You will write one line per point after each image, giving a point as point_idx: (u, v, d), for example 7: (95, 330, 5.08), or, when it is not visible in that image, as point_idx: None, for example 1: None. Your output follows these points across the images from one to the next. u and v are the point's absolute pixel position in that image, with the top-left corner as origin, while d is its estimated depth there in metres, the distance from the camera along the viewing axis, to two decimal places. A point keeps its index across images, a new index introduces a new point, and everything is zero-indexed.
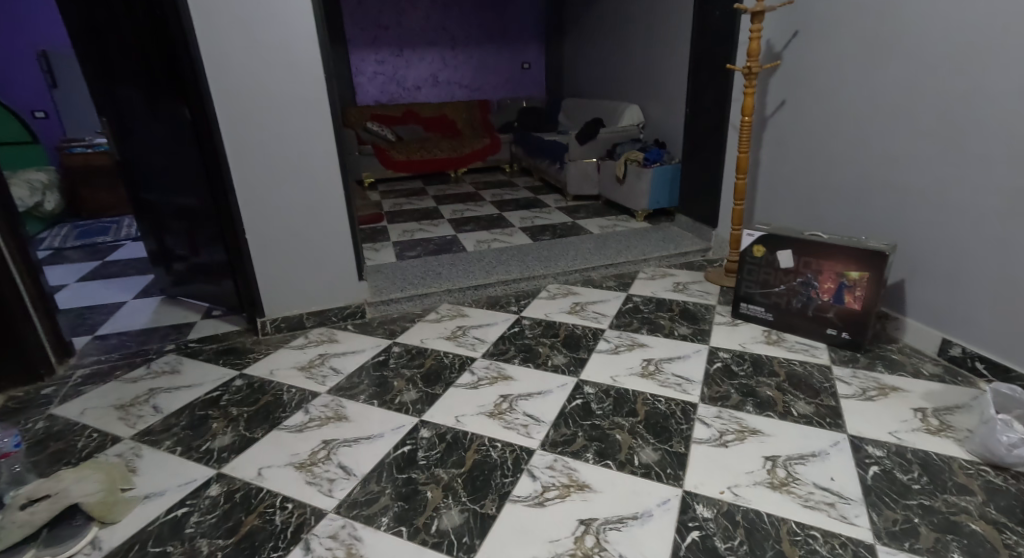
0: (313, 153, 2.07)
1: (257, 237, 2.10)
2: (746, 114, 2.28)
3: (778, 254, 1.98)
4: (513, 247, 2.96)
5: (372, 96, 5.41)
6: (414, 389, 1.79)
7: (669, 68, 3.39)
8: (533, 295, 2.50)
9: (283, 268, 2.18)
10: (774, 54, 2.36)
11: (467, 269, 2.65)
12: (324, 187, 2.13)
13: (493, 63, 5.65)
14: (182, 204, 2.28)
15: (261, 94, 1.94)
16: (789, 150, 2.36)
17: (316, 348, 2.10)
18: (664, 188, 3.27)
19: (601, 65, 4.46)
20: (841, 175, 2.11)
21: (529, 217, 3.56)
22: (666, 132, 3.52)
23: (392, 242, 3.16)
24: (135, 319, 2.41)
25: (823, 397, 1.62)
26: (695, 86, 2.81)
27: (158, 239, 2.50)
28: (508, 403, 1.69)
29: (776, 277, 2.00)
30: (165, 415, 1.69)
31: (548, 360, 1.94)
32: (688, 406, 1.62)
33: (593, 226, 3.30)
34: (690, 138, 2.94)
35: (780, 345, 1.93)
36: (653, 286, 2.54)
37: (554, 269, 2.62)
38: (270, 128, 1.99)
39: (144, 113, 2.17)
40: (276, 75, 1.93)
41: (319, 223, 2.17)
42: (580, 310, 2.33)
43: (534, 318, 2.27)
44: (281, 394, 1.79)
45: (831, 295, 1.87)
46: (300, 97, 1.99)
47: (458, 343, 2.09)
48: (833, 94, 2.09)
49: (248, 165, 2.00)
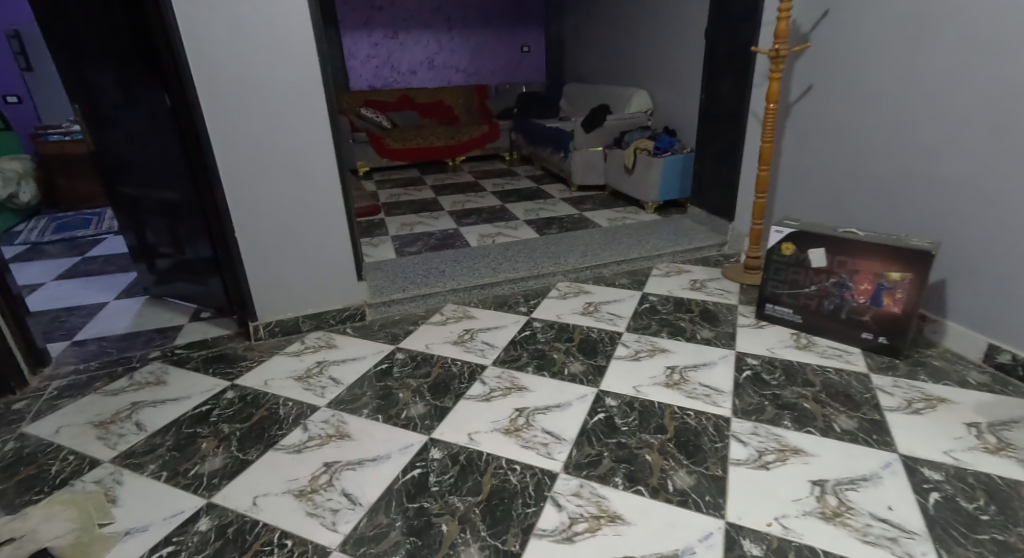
0: (306, 143, 1.90)
1: (246, 235, 1.94)
2: (771, 100, 2.13)
3: (809, 252, 1.85)
4: (519, 242, 2.81)
5: (366, 80, 5.20)
6: (422, 402, 1.66)
7: (681, 51, 3.23)
8: (542, 294, 2.37)
9: (276, 267, 2.02)
10: (801, 35, 2.20)
11: (472, 266, 2.50)
12: (318, 181, 1.97)
13: (492, 47, 5.44)
14: (165, 197, 2.11)
15: (246, 78, 1.76)
16: (814, 140, 2.22)
17: (314, 355, 1.95)
18: (675, 178, 3.13)
19: (605, 48, 4.28)
20: (871, 167, 1.98)
21: (533, 209, 3.40)
22: (677, 119, 3.37)
23: (390, 236, 3.00)
24: (117, 322, 2.25)
25: (866, 410, 1.49)
26: (712, 71, 2.66)
27: (139, 234, 2.33)
28: (525, 417, 1.56)
29: (806, 277, 1.87)
30: (149, 433, 1.54)
31: (564, 368, 1.81)
32: (721, 421, 1.50)
33: (601, 219, 3.16)
34: (705, 126, 2.79)
35: (812, 351, 1.81)
36: (669, 283, 2.41)
37: (565, 266, 2.48)
38: (257, 116, 1.82)
39: (120, 99, 1.99)
40: (263, 58, 1.76)
41: (313, 219, 2.01)
42: (594, 311, 2.19)
43: (545, 320, 2.13)
44: (276, 408, 1.64)
45: (868, 296, 1.75)
46: (291, 83, 1.82)
47: (466, 348, 1.96)
48: (866, 79, 1.95)
49: (234, 156, 1.83)
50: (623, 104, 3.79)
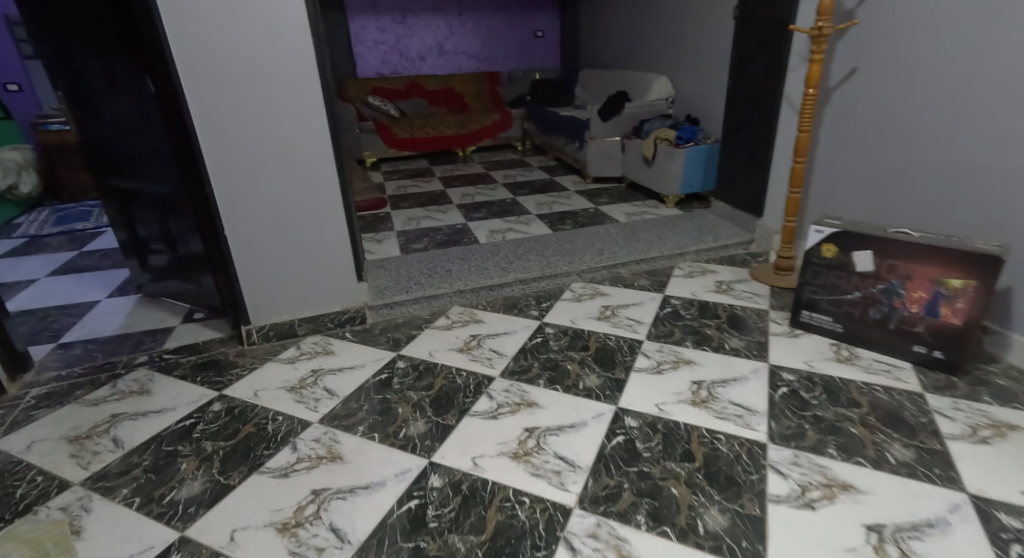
0: (304, 133, 1.75)
1: (238, 233, 1.80)
2: (812, 85, 1.94)
3: (854, 255, 1.67)
4: (530, 239, 2.65)
5: (374, 67, 5.03)
6: (422, 419, 1.51)
7: (706, 33, 3.02)
8: (555, 296, 2.21)
9: (269, 268, 1.88)
10: (846, 13, 2.00)
11: (480, 265, 2.35)
12: (316, 174, 1.82)
13: (504, 32, 5.24)
14: (153, 192, 1.98)
15: (235, 62, 1.61)
16: (858, 129, 2.02)
17: (309, 363, 1.82)
18: (698, 170, 2.94)
19: (624, 32, 4.07)
20: (926, 158, 1.79)
21: (546, 203, 3.23)
22: (700, 107, 3.17)
23: (395, 231, 2.86)
24: (106, 322, 2.13)
25: (924, 438, 1.32)
26: (743, 54, 2.46)
27: (129, 229, 2.19)
28: (535, 439, 1.40)
29: (849, 282, 1.69)
30: (126, 451, 1.40)
31: (578, 381, 1.65)
32: (756, 447, 1.33)
33: (618, 214, 2.98)
34: (732, 114, 2.59)
35: (855, 365, 1.62)
36: (692, 286, 2.24)
37: (579, 265, 2.32)
38: (248, 104, 1.67)
39: (103, 87, 1.85)
40: (252, 39, 1.60)
41: (312, 216, 1.86)
42: (611, 316, 2.03)
43: (558, 326, 1.98)
44: (264, 424, 1.50)
45: (922, 305, 1.56)
46: (284, 67, 1.66)
47: (472, 357, 1.81)
48: (924, 61, 1.75)
49: (224, 149, 1.69)
50: (642, 91, 3.60)
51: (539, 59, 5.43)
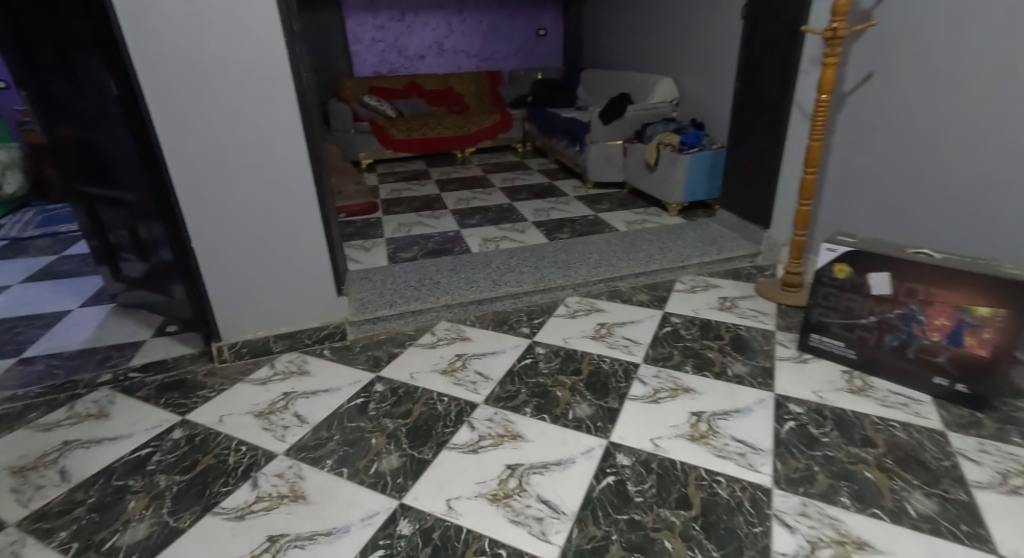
0: (278, 140, 1.64)
1: (208, 246, 1.69)
2: (825, 91, 1.81)
3: (869, 276, 1.54)
4: (525, 248, 2.53)
5: (371, 65, 4.93)
6: (396, 451, 1.39)
7: (712, 34, 2.89)
8: (548, 312, 2.08)
9: (243, 283, 1.77)
10: (863, 12, 1.86)
11: (471, 277, 2.23)
12: (293, 184, 1.70)
13: (506, 30, 5.10)
14: (120, 199, 1.86)
15: (200, 64, 1.49)
16: (877, 138, 1.90)
17: (282, 384, 1.70)
18: (702, 177, 2.81)
19: (629, 31, 3.93)
20: (955, 173, 1.67)
21: (544, 209, 3.10)
22: (705, 110, 3.03)
23: (384, 238, 2.74)
24: (74, 335, 2.02)
25: (948, 486, 1.19)
26: (751, 55, 2.32)
27: (100, 236, 2.09)
28: (517, 479, 1.28)
29: (864, 305, 1.56)
30: (72, 486, 1.29)
31: (567, 410, 1.53)
32: (759, 493, 1.20)
33: (618, 222, 2.85)
34: (739, 119, 2.46)
35: (869, 397, 1.49)
36: (694, 302, 2.11)
37: (575, 279, 2.19)
38: (218, 110, 1.55)
39: (66, 88, 1.74)
40: (219, 39, 1.48)
41: (288, 228, 1.75)
42: (606, 335, 1.91)
43: (550, 346, 1.85)
44: (225, 456, 1.39)
45: (945, 334, 1.43)
46: (256, 70, 1.55)
47: (455, 380, 1.68)
48: (954, 68, 1.62)
49: (191, 156, 1.58)
50: (645, 93, 3.46)
51: (542, 58, 5.30)
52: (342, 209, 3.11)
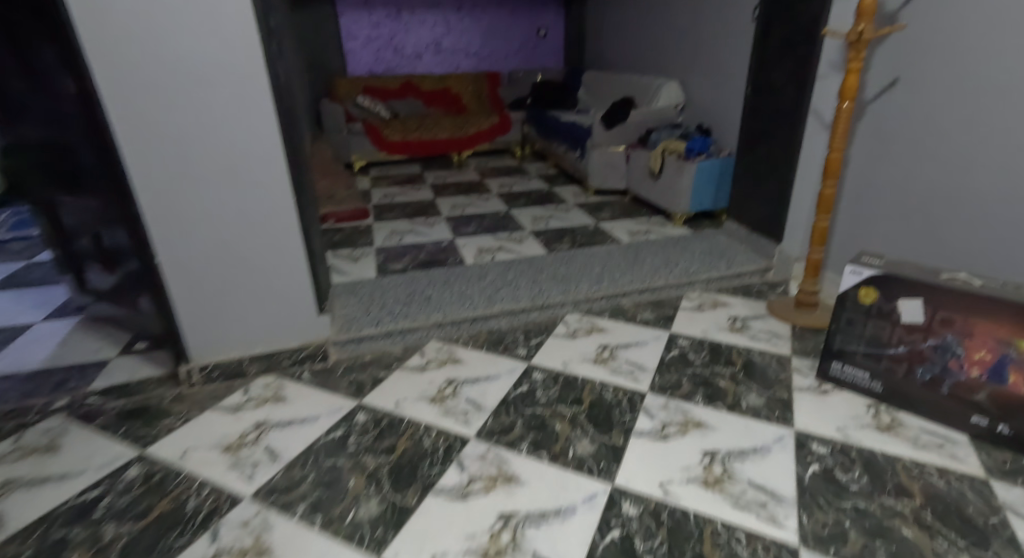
0: (252, 146, 1.50)
1: (177, 261, 1.55)
2: (847, 97, 1.67)
3: (899, 303, 1.40)
4: (522, 260, 2.38)
5: (366, 64, 4.78)
6: (377, 495, 1.25)
7: (722, 35, 2.75)
8: (547, 332, 1.94)
9: (215, 300, 1.62)
10: (889, 15, 1.73)
11: (464, 292, 2.08)
12: (270, 194, 1.56)
13: (506, 29, 4.96)
14: (82, 206, 1.72)
15: (164, 62, 1.35)
16: (901, 150, 1.77)
17: (255, 413, 1.55)
18: (709, 186, 2.67)
19: (632, 31, 3.79)
20: (989, 189, 1.54)
21: (543, 217, 2.96)
22: (713, 116, 2.90)
23: (374, 248, 2.59)
24: (34, 352, 1.87)
25: (998, 549, 1.05)
26: (765, 59, 2.19)
27: (64, 243, 1.94)
28: (510, 532, 1.14)
29: (892, 334, 1.42)
30: (6, 538, 1.14)
31: (568, 447, 1.39)
32: (783, 553, 1.06)
33: (620, 232, 2.71)
34: (751, 126, 2.32)
35: (899, 436, 1.35)
36: (702, 322, 1.97)
37: (575, 295, 2.06)
38: (186, 114, 1.41)
39: (20, 85, 1.59)
40: (186, 36, 1.34)
41: (265, 242, 1.61)
42: (609, 359, 1.77)
43: (548, 371, 1.71)
44: (185, 499, 1.24)
45: (985, 369, 1.29)
46: (227, 69, 1.40)
47: (445, 410, 1.54)
48: (989, 76, 1.49)
49: (155, 164, 1.44)
50: (650, 96, 3.33)
51: (542, 58, 5.16)
52: (331, 215, 2.96)
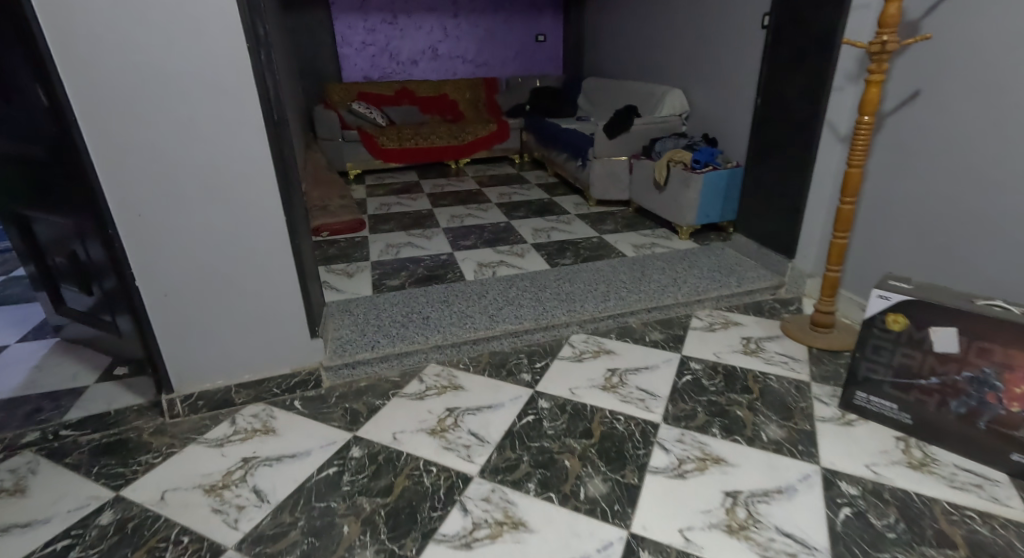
0: (238, 163, 1.40)
1: (157, 286, 1.44)
2: (868, 112, 1.59)
3: (931, 331, 1.31)
4: (524, 276, 2.29)
5: (361, 70, 4.68)
6: (373, 545, 1.15)
7: (728, 43, 2.67)
8: (551, 354, 1.84)
9: (199, 327, 1.52)
10: (910, 24, 1.65)
11: (464, 311, 1.98)
12: (257, 213, 1.46)
13: (503, 35, 4.88)
14: (56, 224, 1.61)
15: (143, 74, 1.26)
16: (920, 166, 1.69)
17: (242, 447, 1.45)
18: (716, 198, 2.59)
19: (634, 38, 3.72)
20: (1014, 210, 1.46)
21: (544, 229, 2.87)
22: (719, 125, 2.82)
23: (369, 262, 2.49)
24: (6, 378, 1.75)
25: None
26: (776, 69, 2.11)
27: (39, 262, 1.82)
28: None
29: (923, 364, 1.34)
30: None
31: (578, 486, 1.29)
32: None
33: (625, 245, 2.62)
34: (761, 138, 2.24)
35: (934, 475, 1.26)
36: (714, 344, 1.88)
37: (580, 315, 1.96)
38: (166, 130, 1.32)
39: None
40: (167, 46, 1.25)
41: (252, 264, 1.51)
42: (618, 385, 1.67)
43: (554, 398, 1.61)
44: (162, 551, 1.14)
45: None
46: (210, 82, 1.31)
47: (446, 444, 1.44)
48: (1015, 91, 1.42)
49: (133, 183, 1.34)
50: (652, 105, 3.25)
51: (540, 64, 5.08)
52: (324, 227, 2.86)
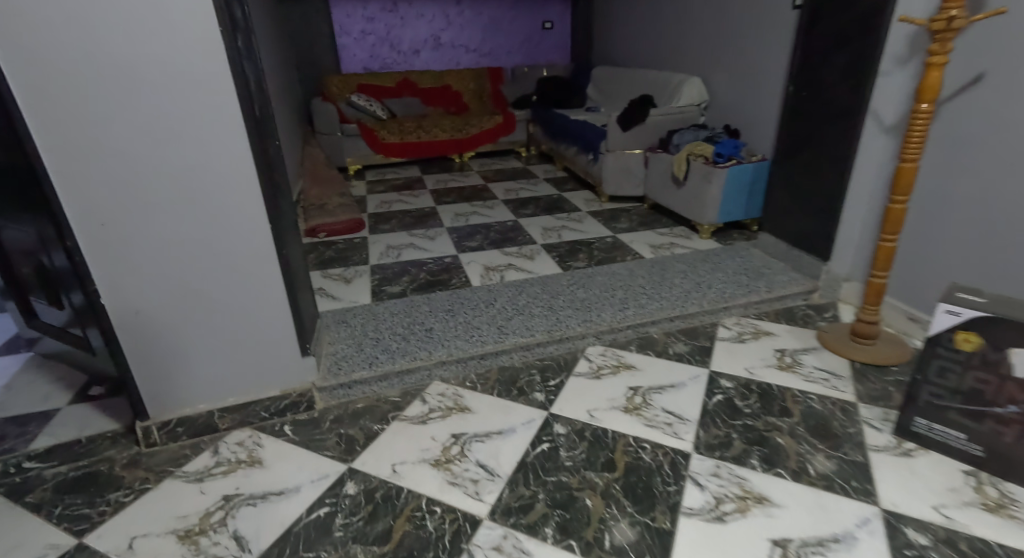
0: (213, 165, 1.24)
1: (126, 304, 1.29)
2: (925, 100, 1.41)
3: (1011, 355, 1.14)
4: (535, 281, 2.12)
5: (361, 60, 4.51)
6: None
7: (753, 27, 2.48)
8: (566, 370, 1.68)
9: (176, 348, 1.36)
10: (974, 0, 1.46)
11: (471, 322, 1.82)
12: (238, 221, 1.30)
13: (508, 22, 4.68)
14: (19, 232, 1.45)
15: (100, 64, 1.09)
16: (981, 162, 1.51)
17: (224, 482, 1.29)
18: (740, 195, 2.41)
19: (647, 24, 3.52)
20: None
21: (555, 228, 2.70)
22: (743, 116, 2.63)
23: (369, 266, 2.33)
24: None
25: None
26: (810, 54, 1.92)
27: (6, 272, 1.67)
28: None
29: (1000, 391, 1.17)
30: None
31: (603, 532, 1.13)
32: None
33: (641, 245, 2.45)
34: (792, 130, 2.05)
35: (1015, 520, 1.10)
36: (746, 357, 1.71)
37: (597, 325, 1.79)
38: (130, 129, 1.16)
39: None
40: (127, 32, 1.09)
41: (233, 278, 1.35)
42: (643, 406, 1.50)
43: (571, 423, 1.45)
44: None
45: None
46: (179, 74, 1.15)
47: (451, 478, 1.28)
48: None
49: (93, 189, 1.18)
50: (669, 94, 3.06)
51: (547, 53, 4.88)
52: (322, 228, 2.70)
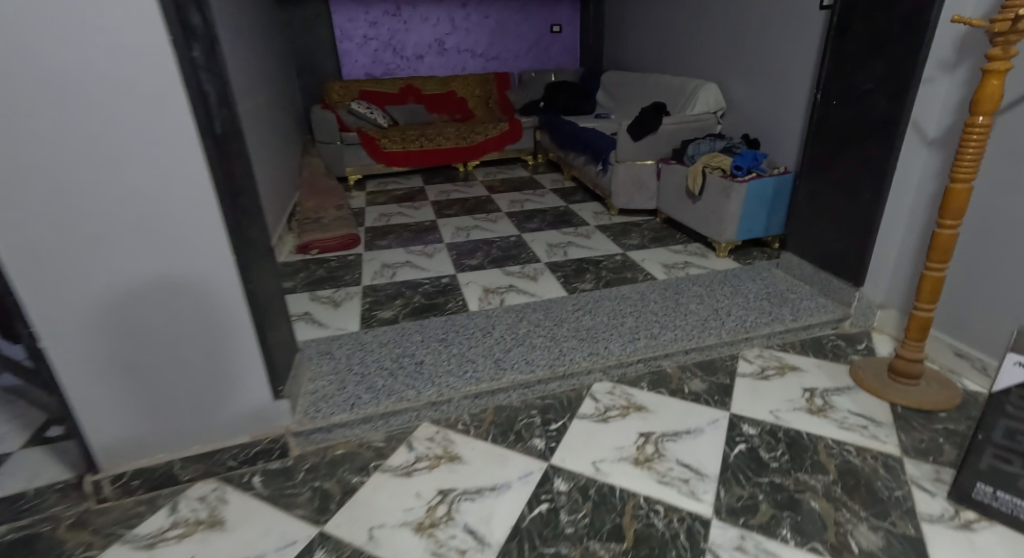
0: (167, 193, 1.08)
1: (70, 348, 1.13)
2: (981, 111, 1.22)
3: None
4: (539, 305, 1.96)
5: (363, 66, 4.37)
6: None
7: (776, 29, 2.30)
8: (569, 411, 1.51)
9: (130, 396, 1.21)
10: None
11: (466, 355, 1.66)
12: (197, 254, 1.15)
13: (515, 26, 4.53)
14: None
15: (30, 79, 0.94)
16: None
17: (178, 549, 1.14)
18: (761, 210, 2.23)
19: (660, 27, 3.35)
20: None
21: (560, 245, 2.53)
22: (764, 125, 2.45)
23: (360, 287, 2.18)
24: None
25: None
26: (841, 59, 1.74)
27: None
28: None
29: None
30: None
31: None
32: None
33: (653, 265, 2.27)
34: (821, 142, 1.87)
35: None
36: (770, 397, 1.53)
37: (605, 360, 1.62)
38: (67, 151, 1.00)
39: None
40: (61, 42, 0.93)
41: (194, 317, 1.19)
42: (654, 458, 1.33)
43: (573, 478, 1.28)
44: None
45: None
46: (125, 90, 0.99)
47: (434, 548, 1.12)
48: None
49: (25, 220, 1.01)
50: (683, 101, 2.88)
51: (556, 57, 4.72)
52: (314, 244, 2.56)
